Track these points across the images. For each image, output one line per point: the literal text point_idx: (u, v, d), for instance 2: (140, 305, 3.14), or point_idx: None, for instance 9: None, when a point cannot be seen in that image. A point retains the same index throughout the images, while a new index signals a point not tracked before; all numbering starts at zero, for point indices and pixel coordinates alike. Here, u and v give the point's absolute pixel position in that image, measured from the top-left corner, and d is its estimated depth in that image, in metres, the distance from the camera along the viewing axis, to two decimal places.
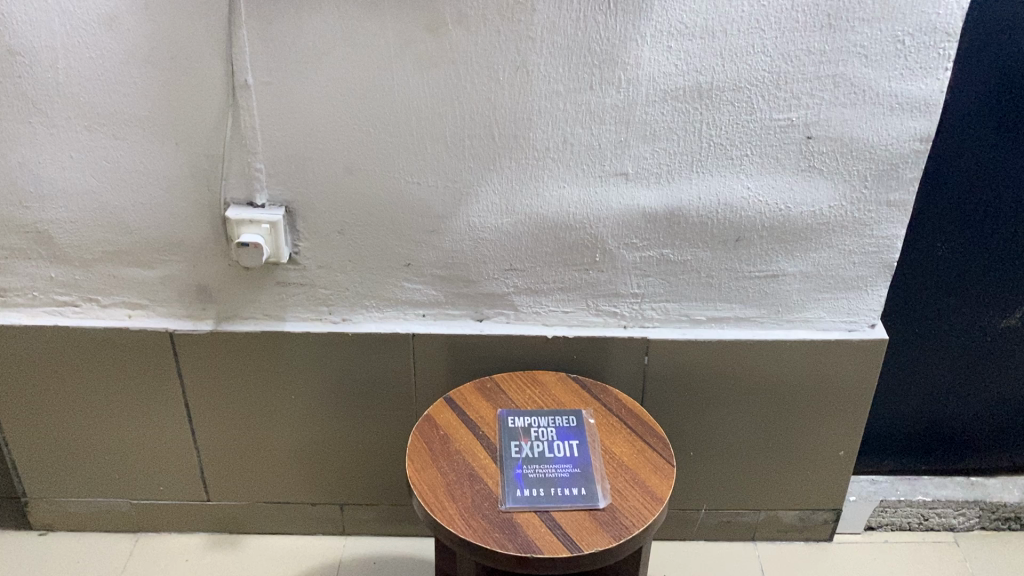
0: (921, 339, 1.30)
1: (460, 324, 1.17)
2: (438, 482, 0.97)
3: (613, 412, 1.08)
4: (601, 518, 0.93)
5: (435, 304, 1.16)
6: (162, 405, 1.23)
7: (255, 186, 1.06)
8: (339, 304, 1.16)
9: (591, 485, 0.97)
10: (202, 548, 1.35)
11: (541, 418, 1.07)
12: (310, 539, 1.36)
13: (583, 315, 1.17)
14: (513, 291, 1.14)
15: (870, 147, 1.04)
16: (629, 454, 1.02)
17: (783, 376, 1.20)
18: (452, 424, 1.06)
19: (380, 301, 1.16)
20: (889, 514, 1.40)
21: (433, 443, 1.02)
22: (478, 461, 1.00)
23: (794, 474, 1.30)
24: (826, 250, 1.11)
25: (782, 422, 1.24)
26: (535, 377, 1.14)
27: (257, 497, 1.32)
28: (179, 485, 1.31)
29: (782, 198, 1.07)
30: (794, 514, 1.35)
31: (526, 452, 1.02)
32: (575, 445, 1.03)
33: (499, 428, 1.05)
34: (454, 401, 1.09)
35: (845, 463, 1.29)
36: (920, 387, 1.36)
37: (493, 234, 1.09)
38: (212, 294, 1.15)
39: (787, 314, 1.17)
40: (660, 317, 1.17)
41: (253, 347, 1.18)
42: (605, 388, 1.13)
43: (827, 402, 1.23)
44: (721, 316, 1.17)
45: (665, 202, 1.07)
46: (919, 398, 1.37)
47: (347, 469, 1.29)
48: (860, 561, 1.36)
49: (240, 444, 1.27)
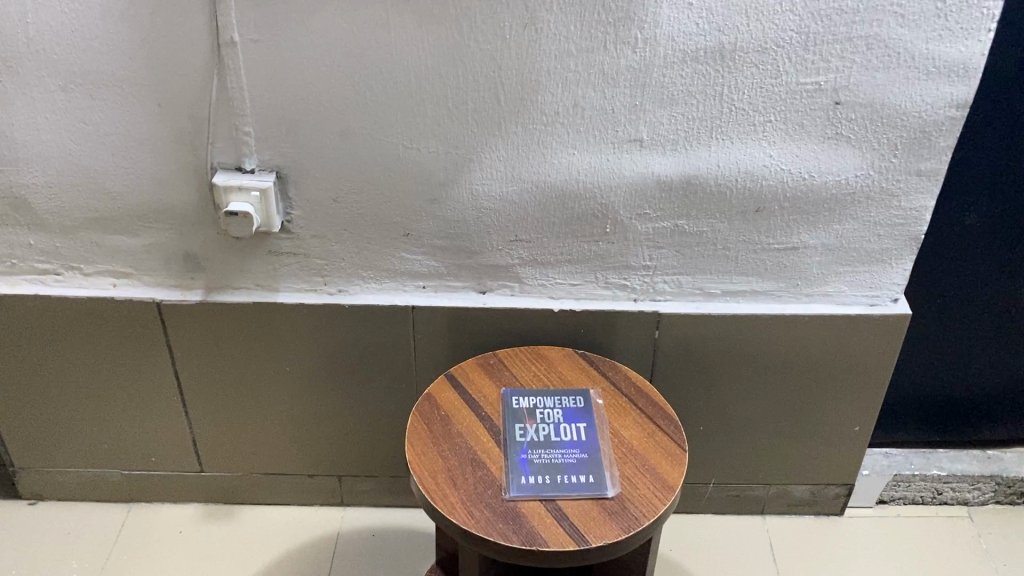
0: (942, 307, 1.26)
1: (462, 297, 1.11)
2: (438, 467, 0.93)
3: (622, 391, 1.03)
4: (610, 508, 0.89)
5: (436, 276, 1.10)
6: (151, 375, 1.18)
7: (244, 151, 1.00)
8: (334, 275, 1.10)
9: (599, 472, 0.93)
10: (196, 519, 1.31)
11: (547, 398, 1.02)
12: (307, 510, 1.33)
13: (591, 288, 1.11)
14: (518, 262, 1.08)
15: (902, 114, 0.97)
16: (639, 438, 0.97)
17: (800, 351, 1.15)
18: (454, 403, 1.01)
19: (376, 272, 1.10)
20: (902, 488, 1.35)
21: (434, 425, 0.98)
22: (481, 444, 0.96)
23: (807, 450, 1.26)
24: (851, 222, 1.05)
25: (797, 398, 1.20)
26: (540, 351, 1.09)
27: (252, 468, 1.28)
28: (172, 456, 1.27)
29: (805, 167, 1.01)
30: (805, 489, 1.31)
31: (531, 435, 0.97)
32: (583, 428, 0.98)
33: (502, 408, 1.00)
34: (455, 379, 1.04)
35: (860, 440, 1.24)
36: (940, 356, 1.31)
37: (497, 203, 1.03)
38: (201, 264, 1.09)
39: (806, 288, 1.11)
40: (672, 291, 1.11)
41: (245, 318, 1.12)
42: (614, 365, 1.07)
43: (844, 377, 1.18)
44: (737, 290, 1.11)
45: (681, 169, 1.01)
46: (937, 367, 1.32)
47: (344, 441, 1.25)
48: (870, 536, 1.33)
49: (234, 416, 1.22)
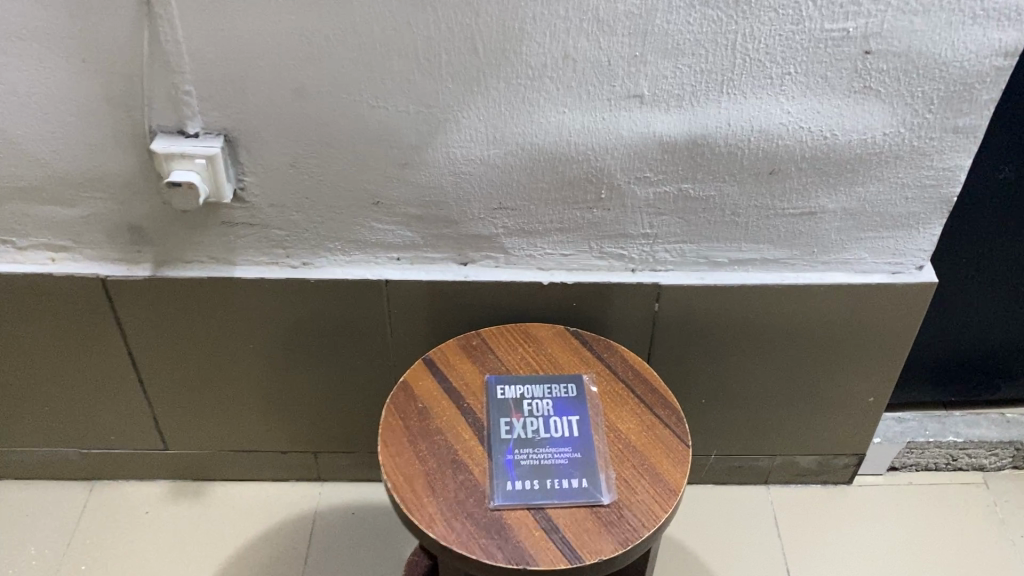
0: (968, 261, 1.16)
1: (442, 269, 1.00)
2: (415, 472, 0.84)
3: (618, 376, 0.93)
4: (606, 518, 0.81)
5: (411, 247, 0.98)
6: (103, 354, 1.08)
7: (185, 113, 0.87)
8: (297, 248, 0.99)
9: (594, 474, 0.84)
10: (164, 498, 1.23)
11: (535, 386, 0.92)
12: (282, 486, 1.24)
13: (584, 258, 0.99)
14: (503, 232, 0.97)
15: (941, 64, 0.84)
16: (638, 432, 0.88)
17: (814, 321, 1.05)
18: (433, 394, 0.91)
19: (344, 243, 0.98)
20: (915, 455, 1.27)
21: (410, 421, 0.88)
22: (462, 444, 0.86)
23: (817, 421, 1.17)
24: (875, 184, 0.93)
25: (807, 370, 1.10)
26: (528, 329, 0.98)
27: (221, 446, 1.19)
28: (133, 435, 1.18)
29: (827, 125, 0.88)
30: (813, 459, 1.23)
31: (518, 432, 0.87)
32: (575, 422, 0.88)
33: (487, 399, 0.91)
34: (434, 364, 0.94)
35: (874, 411, 1.16)
36: (960, 310, 1.23)
37: (478, 167, 0.91)
38: (148, 236, 0.98)
39: (823, 255, 1.00)
40: (674, 260, 1.00)
41: (201, 294, 1.01)
42: (609, 344, 0.97)
43: (860, 347, 1.08)
44: (746, 259, 1.00)
45: (686, 128, 0.88)
46: (957, 321, 1.24)
47: (318, 417, 1.16)
48: (880, 507, 1.25)
49: (197, 394, 1.13)
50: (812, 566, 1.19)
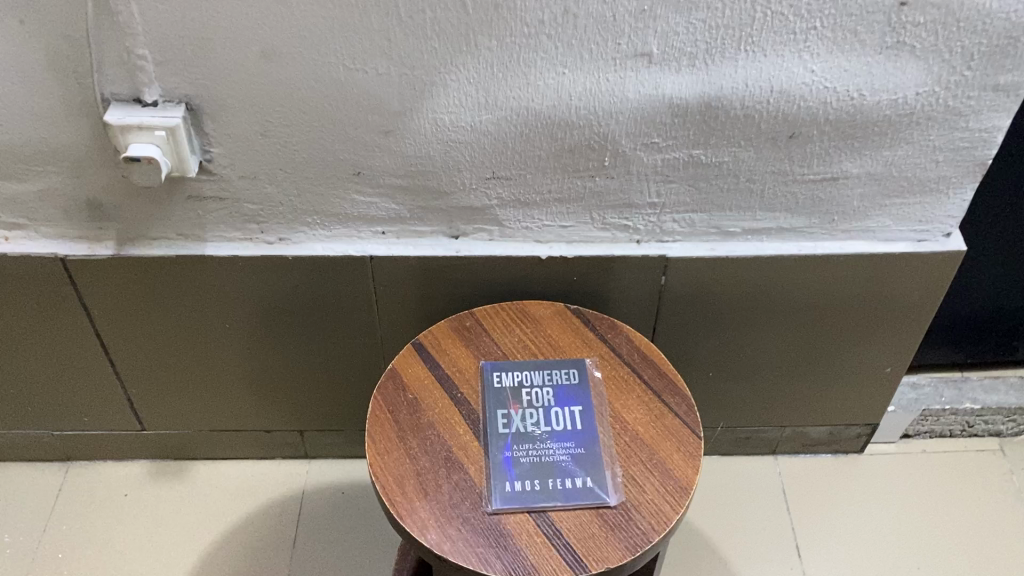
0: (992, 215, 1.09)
1: (431, 243, 0.92)
2: (406, 472, 0.77)
3: (624, 360, 0.86)
4: (613, 521, 0.75)
5: (397, 220, 0.90)
6: (69, 336, 1.00)
7: (141, 80, 0.77)
8: (272, 222, 0.90)
9: (599, 473, 0.77)
10: (143, 479, 1.17)
11: (535, 373, 0.85)
12: (267, 465, 1.18)
13: (585, 230, 0.92)
14: (497, 203, 0.89)
15: (986, 15, 0.75)
16: (646, 424, 0.81)
17: (831, 292, 0.98)
18: (424, 383, 0.84)
19: (324, 217, 0.90)
20: (931, 422, 1.21)
21: (400, 414, 0.81)
22: (456, 439, 0.80)
23: (830, 392, 1.11)
24: (904, 147, 0.85)
25: (821, 341, 1.04)
26: (526, 308, 0.91)
27: (201, 425, 1.13)
28: (108, 416, 1.11)
29: (855, 84, 0.80)
30: (824, 429, 1.17)
31: (516, 424, 0.81)
32: (578, 412, 0.82)
33: (482, 388, 0.84)
34: (425, 349, 0.87)
35: (891, 382, 1.10)
36: (981, 267, 1.16)
37: (469, 134, 0.82)
38: (108, 211, 0.89)
39: (843, 223, 0.92)
40: (683, 231, 0.92)
41: (170, 273, 0.93)
42: (613, 323, 0.90)
43: (879, 318, 1.01)
44: (761, 228, 0.92)
45: (699, 89, 0.80)
46: (977, 279, 1.18)
47: (303, 395, 1.09)
48: (893, 477, 1.20)
49: (173, 374, 1.06)
50: (823, 541, 1.14)
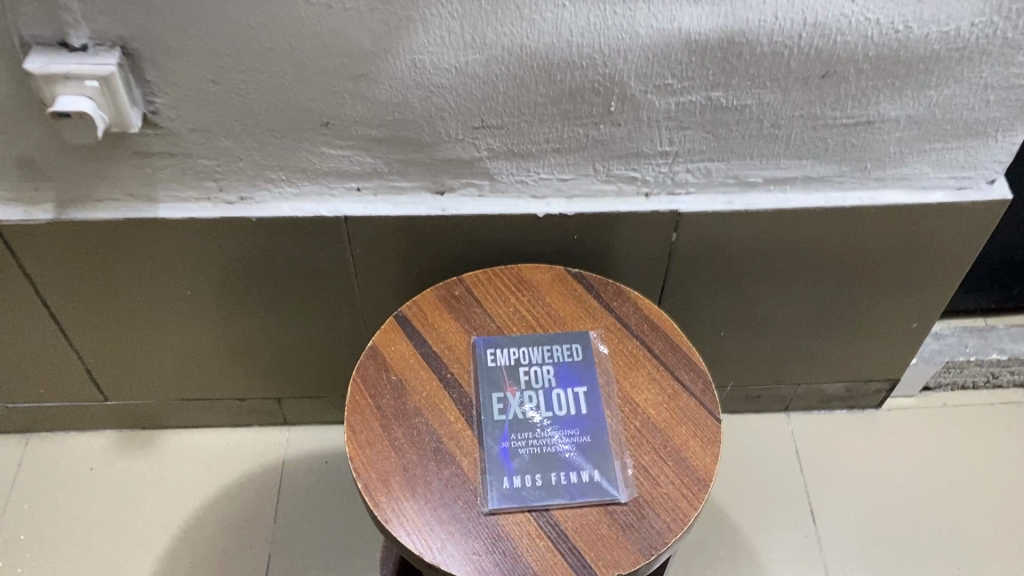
0: None
1: (414, 200, 0.82)
2: (391, 467, 0.69)
3: (632, 331, 0.77)
4: (623, 521, 0.67)
5: (374, 175, 0.80)
6: (14, 306, 0.90)
7: (65, 20, 0.65)
8: (232, 179, 0.80)
9: (607, 465, 0.69)
10: (110, 450, 1.08)
11: (533, 350, 0.76)
12: (243, 433, 1.10)
13: (587, 183, 0.81)
14: (487, 155, 0.78)
15: None
16: (658, 406, 0.73)
17: (859, 245, 0.88)
18: (409, 363, 0.74)
19: (291, 173, 0.79)
20: (953, 374, 1.14)
21: (382, 400, 0.72)
22: (446, 428, 0.71)
23: (850, 348, 1.03)
24: (952, 86, 0.74)
25: (844, 296, 0.95)
26: (521, 272, 0.81)
27: (169, 394, 1.04)
28: (66, 387, 1.02)
29: (901, 14, 0.68)
30: (841, 386, 1.10)
31: (513, 410, 0.72)
32: (582, 395, 0.73)
33: (475, 368, 0.74)
34: (408, 323, 0.77)
35: (916, 337, 1.01)
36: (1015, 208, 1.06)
37: (454, 78, 0.71)
38: (43, 171, 0.78)
39: (877, 170, 0.82)
40: (697, 182, 0.82)
41: (121, 238, 0.83)
42: (619, 288, 0.80)
43: (908, 272, 0.92)
44: (784, 178, 0.82)
45: (721, 23, 0.68)
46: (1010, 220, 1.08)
47: (279, 361, 1.00)
48: (912, 433, 1.13)
49: (133, 343, 0.97)
50: (839, 507, 1.07)
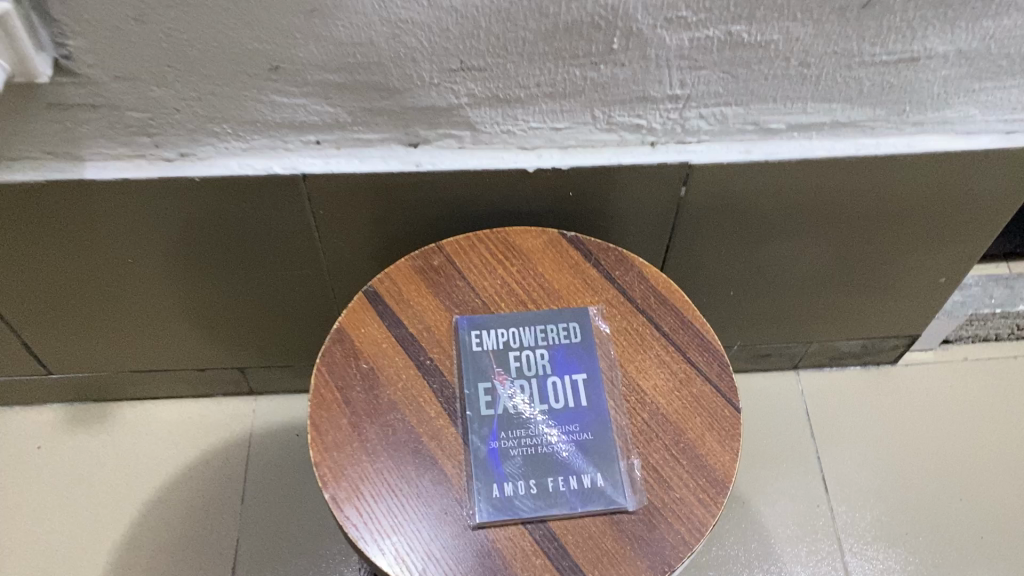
0: None
1: (384, 154, 0.71)
2: (363, 475, 0.60)
3: (637, 305, 0.67)
4: (631, 534, 0.58)
5: (336, 127, 0.68)
6: None
7: None
8: (169, 134, 0.68)
9: (611, 467, 0.60)
10: (59, 426, 0.99)
11: (524, 330, 0.66)
12: (206, 403, 1.01)
13: (585, 131, 0.70)
14: (468, 102, 0.66)
15: None
16: (669, 394, 0.64)
17: (890, 198, 0.78)
18: (382, 349, 0.65)
19: (239, 125, 0.68)
20: (976, 327, 1.05)
21: (352, 394, 0.63)
22: (426, 425, 0.62)
23: (869, 305, 0.94)
24: (1015, 15, 0.63)
25: (868, 250, 0.85)
26: (509, 237, 0.70)
27: (121, 367, 0.94)
28: (4, 362, 0.92)
29: None
30: (858, 343, 1.01)
31: (503, 402, 0.62)
32: (582, 383, 0.64)
33: (457, 352, 0.65)
34: (380, 300, 0.67)
35: (942, 293, 0.93)
36: None
37: (424, 12, 0.58)
38: None
39: (916, 114, 0.71)
40: (710, 129, 0.71)
41: (45, 203, 0.72)
42: (621, 254, 0.70)
43: (941, 224, 0.82)
44: (809, 123, 0.71)
45: None
46: None
47: (239, 328, 0.91)
48: (931, 390, 1.05)
49: (75, 315, 0.86)
50: (854, 473, 0.99)
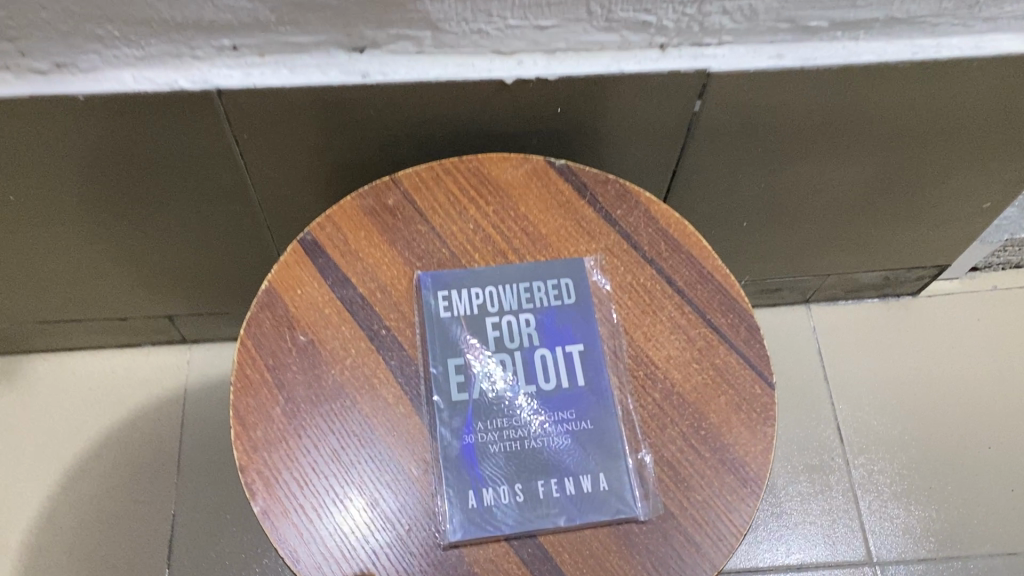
0: None
1: (321, 62, 0.55)
2: (305, 483, 0.47)
3: (645, 254, 0.54)
4: (643, 551, 0.46)
5: (256, 28, 0.52)
6: None
7: None
8: (37, 40, 0.51)
9: (616, 465, 0.48)
10: None
11: (504, 290, 0.52)
12: (134, 354, 0.88)
13: (577, 30, 0.55)
14: None
15: None
16: (686, 368, 0.51)
17: (945, 113, 0.64)
18: (324, 316, 0.51)
19: (127, 27, 0.51)
20: (1010, 253, 0.93)
21: (288, 375, 0.49)
22: (383, 415, 0.49)
23: (900, 232, 0.82)
24: None
25: (909, 173, 0.72)
26: (483, 167, 0.56)
27: (28, 317, 0.80)
28: None
29: None
30: (878, 275, 0.90)
31: (480, 384, 0.50)
32: (578, 357, 0.51)
33: (420, 320, 0.51)
34: (321, 251, 0.53)
35: (984, 217, 0.80)
36: None
37: None
38: None
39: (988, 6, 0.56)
40: (735, 27, 0.56)
41: None
42: (623, 187, 0.56)
43: (999, 142, 0.69)
44: (859, 21, 0.56)
45: None
46: None
47: (164, 273, 0.76)
48: (956, 324, 0.94)
49: None
50: (872, 420, 0.89)
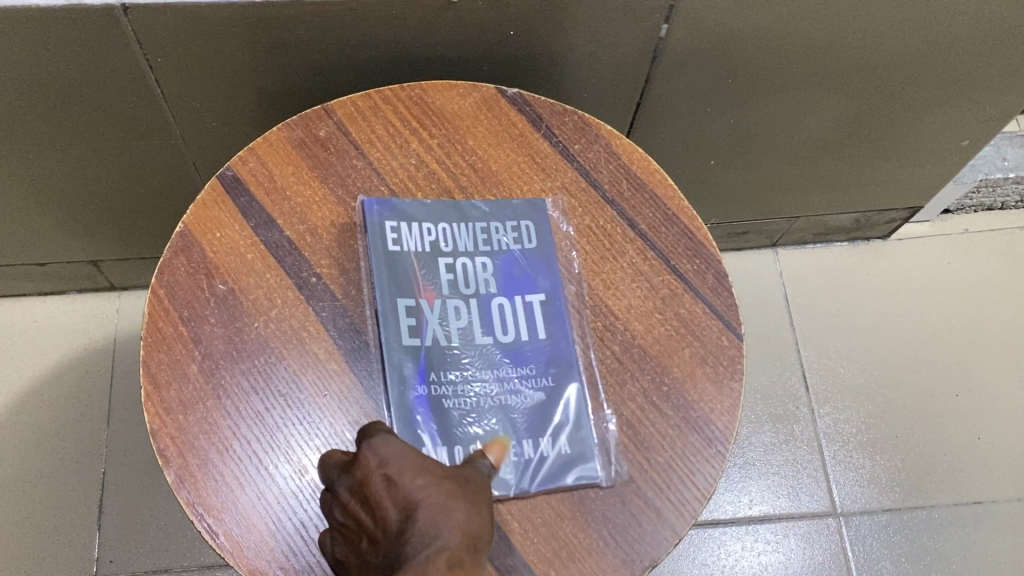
0: None
1: None
2: (225, 448, 0.42)
3: (607, 195, 0.49)
4: (599, 518, 0.42)
5: None
6: None
7: None
8: None
9: (578, 427, 0.44)
10: None
11: (459, 228, 0.47)
12: (58, 302, 0.82)
13: None
14: None
15: None
16: (647, 319, 0.46)
17: (930, 42, 0.60)
18: (246, 262, 0.45)
19: None
20: (984, 194, 0.90)
21: (206, 328, 0.44)
22: (313, 370, 0.44)
23: (873, 172, 0.78)
24: None
25: (887, 108, 0.68)
26: (427, 96, 0.50)
27: None
28: None
29: None
30: (850, 217, 0.86)
31: (435, 332, 0.44)
32: (540, 308, 0.46)
33: (363, 265, 0.46)
34: (244, 190, 0.47)
35: (962, 156, 0.76)
36: None
37: None
38: None
39: None
40: None
41: None
42: (585, 121, 0.51)
43: (984, 73, 0.64)
44: None
45: None
46: None
47: (82, 215, 0.70)
48: (926, 268, 0.91)
49: None
50: (838, 367, 0.86)
